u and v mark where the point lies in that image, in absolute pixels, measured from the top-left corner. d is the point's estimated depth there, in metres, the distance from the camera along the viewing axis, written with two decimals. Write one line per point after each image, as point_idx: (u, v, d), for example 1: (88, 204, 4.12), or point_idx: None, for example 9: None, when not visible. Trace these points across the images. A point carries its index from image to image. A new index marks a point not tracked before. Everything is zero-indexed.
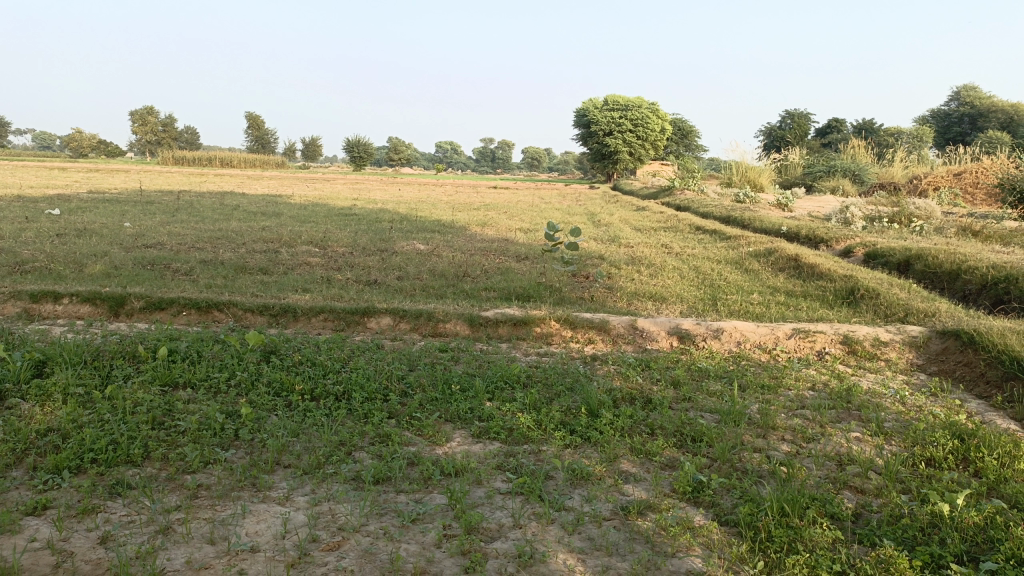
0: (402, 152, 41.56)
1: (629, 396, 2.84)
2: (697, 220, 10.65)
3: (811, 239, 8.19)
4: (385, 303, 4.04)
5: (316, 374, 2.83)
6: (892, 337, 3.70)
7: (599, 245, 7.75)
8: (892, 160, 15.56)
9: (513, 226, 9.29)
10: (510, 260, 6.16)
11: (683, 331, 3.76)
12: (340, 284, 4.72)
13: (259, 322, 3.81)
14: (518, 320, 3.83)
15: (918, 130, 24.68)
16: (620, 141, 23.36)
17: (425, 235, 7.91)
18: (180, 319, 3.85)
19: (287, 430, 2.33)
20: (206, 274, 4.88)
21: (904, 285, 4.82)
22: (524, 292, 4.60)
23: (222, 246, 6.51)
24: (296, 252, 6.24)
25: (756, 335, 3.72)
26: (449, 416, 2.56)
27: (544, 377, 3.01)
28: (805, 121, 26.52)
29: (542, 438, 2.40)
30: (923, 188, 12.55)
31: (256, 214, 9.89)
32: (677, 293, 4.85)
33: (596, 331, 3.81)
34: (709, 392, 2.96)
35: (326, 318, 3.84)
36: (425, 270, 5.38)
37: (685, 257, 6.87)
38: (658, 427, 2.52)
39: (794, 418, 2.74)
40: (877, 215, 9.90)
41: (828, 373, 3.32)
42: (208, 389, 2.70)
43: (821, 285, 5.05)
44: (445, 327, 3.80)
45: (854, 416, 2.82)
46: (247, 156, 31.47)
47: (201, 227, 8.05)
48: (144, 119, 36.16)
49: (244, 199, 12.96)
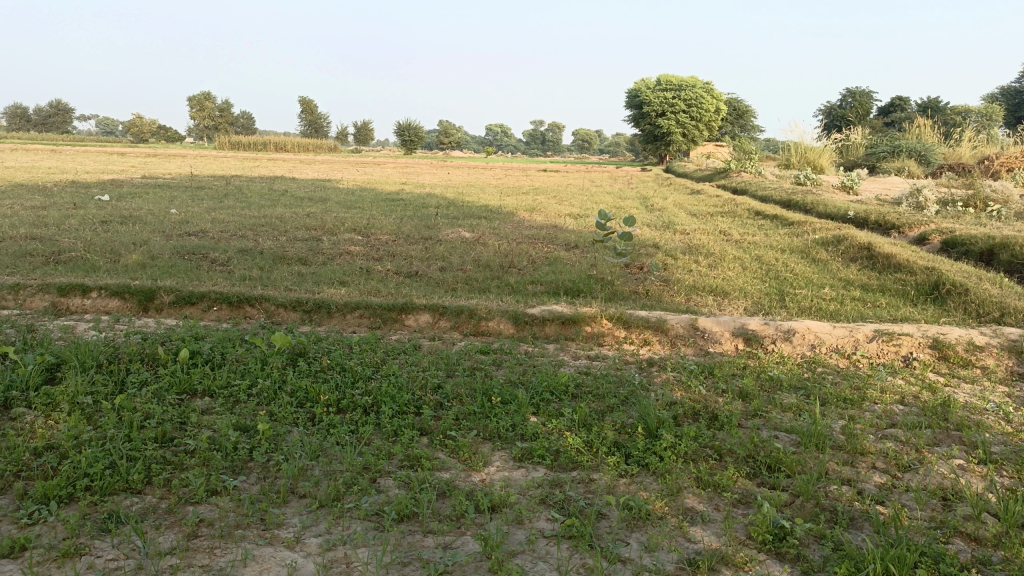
0: (452, 135, 41.33)
1: (692, 411, 2.52)
2: (756, 204, 10.16)
3: (881, 225, 7.67)
4: (424, 299, 3.78)
5: (344, 382, 2.57)
6: (988, 341, 3.27)
7: (653, 232, 7.38)
8: (960, 139, 14.68)
9: (563, 212, 8.93)
10: (559, 248, 5.85)
11: (749, 331, 3.41)
12: (379, 275, 4.48)
13: (291, 318, 3.59)
14: (566, 318, 3.53)
15: (987, 109, 23.45)
16: (673, 122, 22.71)
17: (472, 222, 7.65)
18: (210, 314, 3.66)
19: (306, 450, 2.08)
20: (242, 265, 4.69)
21: (995, 278, 4.35)
22: (574, 286, 4.29)
23: (263, 234, 6.34)
24: (338, 240, 6.03)
25: (832, 337, 3.35)
26: (489, 434, 2.27)
27: (595, 388, 2.69)
28: (867, 100, 25.35)
29: (593, 464, 2.10)
30: (996, 169, 11.72)
31: (302, 200, 9.76)
32: (740, 287, 4.47)
33: (652, 331, 3.48)
34: (782, 407, 2.63)
35: (361, 314, 3.59)
36: (469, 261, 5.11)
37: (747, 246, 6.46)
38: (727, 451, 2.20)
39: (884, 441, 2.38)
40: (949, 199, 9.27)
41: (918, 385, 2.94)
42: (229, 398, 2.48)
43: (901, 278, 4.61)
44: (488, 326, 3.52)
45: (954, 437, 2.44)
46: (300, 140, 31.67)
47: (245, 213, 7.92)
48: (200, 104, 36.76)
49: (294, 183, 12.95)
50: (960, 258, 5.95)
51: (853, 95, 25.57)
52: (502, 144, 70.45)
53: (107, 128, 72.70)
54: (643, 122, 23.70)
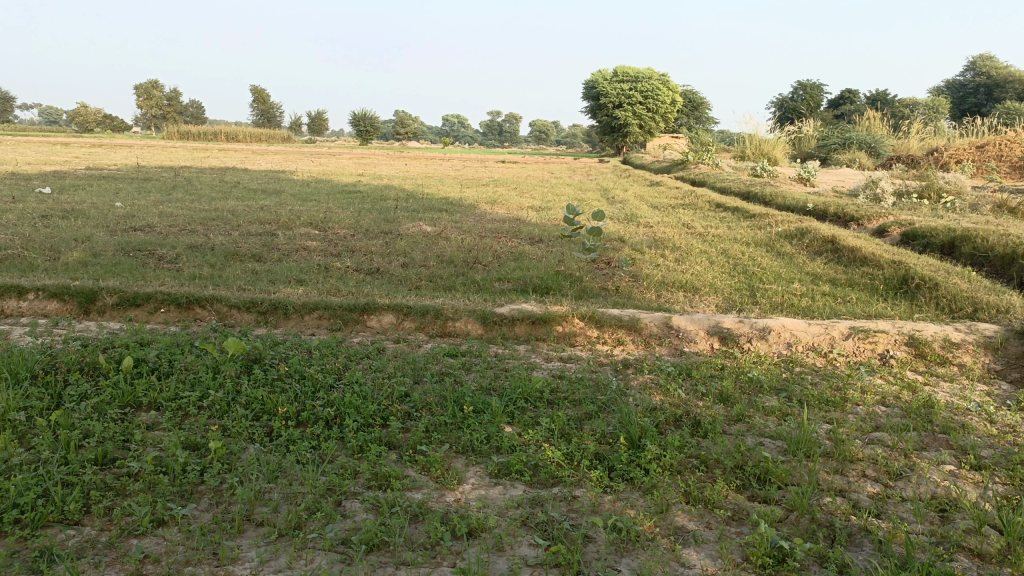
0: (408, 126, 40.85)
1: (674, 417, 2.41)
2: (716, 196, 10.17)
3: (840, 218, 7.70)
4: (387, 298, 3.60)
5: (304, 392, 2.39)
6: (964, 337, 3.23)
7: (617, 225, 7.29)
8: (909, 131, 14.94)
9: (525, 204, 8.79)
10: (524, 243, 5.72)
11: (725, 330, 3.31)
12: (338, 273, 4.28)
13: (245, 320, 3.38)
14: (536, 318, 3.39)
15: (933, 102, 24.01)
16: (630, 113, 22.72)
17: (432, 215, 7.46)
18: (157, 317, 3.43)
19: (263, 471, 1.91)
20: (191, 262, 4.45)
21: (962, 272, 4.34)
22: (542, 283, 4.15)
23: (214, 228, 6.07)
24: (294, 235, 5.79)
25: (808, 335, 3.28)
26: (462, 447, 2.13)
27: (571, 394, 2.56)
28: (818, 92, 25.71)
29: (574, 479, 1.96)
30: (945, 161, 11.92)
31: (256, 192, 9.44)
32: (710, 283, 4.39)
33: (625, 331, 3.36)
34: (765, 410, 2.53)
35: (321, 315, 3.40)
36: (431, 256, 4.94)
37: (711, 239, 6.42)
38: (714, 461, 2.09)
39: (871, 446, 2.30)
40: (904, 190, 9.38)
41: (898, 384, 2.87)
42: (178, 412, 2.29)
43: (868, 272, 4.58)
44: (455, 327, 3.36)
45: (940, 441, 2.37)
46: (253, 131, 30.94)
47: (194, 207, 7.62)
48: (149, 93, 35.68)
49: (247, 175, 12.56)
50: (920, 250, 5.98)
51: (805, 87, 25.91)
52: (459, 134, 70.07)
53: (49, 116, 70.25)
54: (601, 114, 23.66)
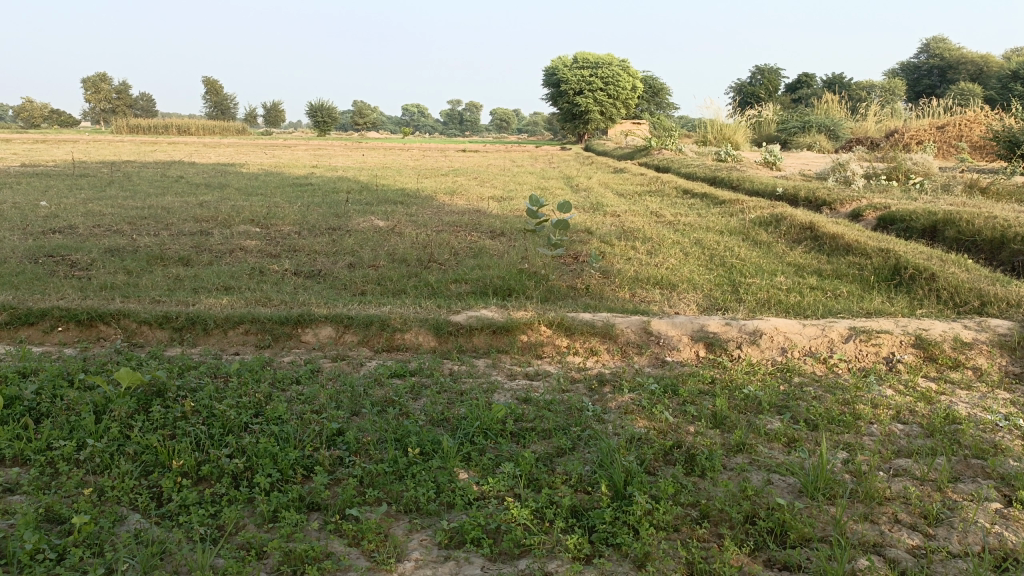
0: (366, 116, 39.95)
1: (663, 452, 1.99)
2: (682, 181, 9.85)
3: (811, 202, 7.41)
4: (325, 307, 3.14)
5: (209, 438, 1.94)
6: (976, 336, 2.88)
7: (582, 215, 6.89)
8: (868, 112, 14.82)
9: (485, 194, 8.35)
10: (483, 237, 5.28)
11: (710, 335, 2.92)
12: (273, 277, 3.81)
13: (158, 338, 2.91)
14: (498, 327, 2.96)
15: (888, 83, 24.11)
16: (591, 100, 22.35)
17: (386, 208, 6.98)
18: (53, 337, 2.94)
19: (140, 557, 1.46)
20: (108, 269, 3.93)
21: (956, 259, 4.02)
22: (504, 284, 3.73)
23: (144, 228, 5.53)
24: (232, 234, 5.28)
25: (804, 339, 2.90)
26: (403, 504, 1.70)
27: (540, 422, 2.15)
28: (775, 77, 25.68)
29: (546, 548, 1.55)
30: (906, 141, 11.77)
31: (199, 187, 8.83)
32: (688, 278, 4.00)
33: (598, 339, 2.95)
34: (769, 436, 2.13)
35: (246, 330, 2.93)
36: (381, 255, 4.49)
37: (681, 228, 6.05)
38: (718, 513, 1.69)
39: (899, 481, 1.92)
40: (872, 172, 9.13)
41: (911, 394, 2.51)
42: (46, 469, 1.82)
43: (855, 262, 4.24)
44: (403, 340, 2.92)
45: (976, 468, 2.00)
46: (205, 123, 29.87)
47: (127, 204, 7.03)
48: (96, 86, 34.38)
49: (193, 169, 11.88)
50: (900, 235, 5.67)
51: (762, 72, 25.87)
52: (420, 125, 69.26)
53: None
54: (561, 101, 23.25)
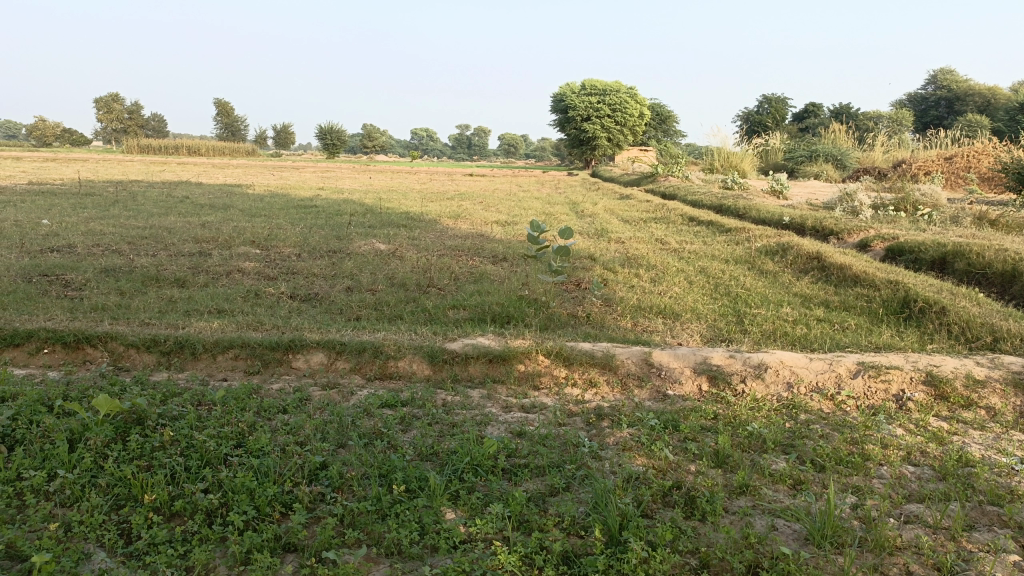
0: (374, 139, 40.17)
1: (662, 493, 1.90)
2: (688, 208, 9.79)
3: (818, 231, 7.33)
4: (318, 333, 3.06)
5: (186, 471, 1.85)
6: (989, 374, 2.78)
7: (586, 241, 6.82)
8: (874, 143, 14.79)
9: (489, 218, 8.30)
10: (485, 262, 5.21)
11: (713, 368, 2.83)
12: (268, 300, 3.74)
13: (144, 362, 2.83)
14: (494, 355, 2.87)
15: (895, 113, 24.12)
16: (598, 126, 22.40)
17: (388, 231, 6.92)
18: (38, 359, 2.86)
19: None
20: (101, 290, 3.86)
21: (967, 293, 3.92)
22: (503, 311, 3.64)
23: (143, 248, 5.48)
24: (231, 256, 5.21)
25: (810, 373, 2.81)
26: (384, 547, 1.61)
27: (534, 458, 2.05)
28: (782, 106, 25.75)
29: None
30: (914, 172, 11.71)
31: (203, 208, 8.80)
32: (691, 308, 3.91)
33: (598, 370, 2.86)
34: (774, 478, 2.03)
35: (236, 355, 2.85)
36: (380, 279, 4.42)
37: (686, 255, 5.97)
38: (718, 562, 1.59)
39: (910, 529, 1.82)
40: (879, 202, 9.05)
41: (922, 434, 2.41)
42: (13, 500, 1.74)
43: (862, 293, 4.15)
44: (396, 368, 2.83)
45: (992, 516, 1.90)
46: (215, 144, 30.07)
47: (129, 224, 6.99)
48: (109, 106, 34.70)
49: (199, 189, 11.89)
50: (908, 266, 5.58)
51: (769, 102, 25.93)
52: (429, 148, 69.67)
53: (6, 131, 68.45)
54: (568, 127, 23.32)
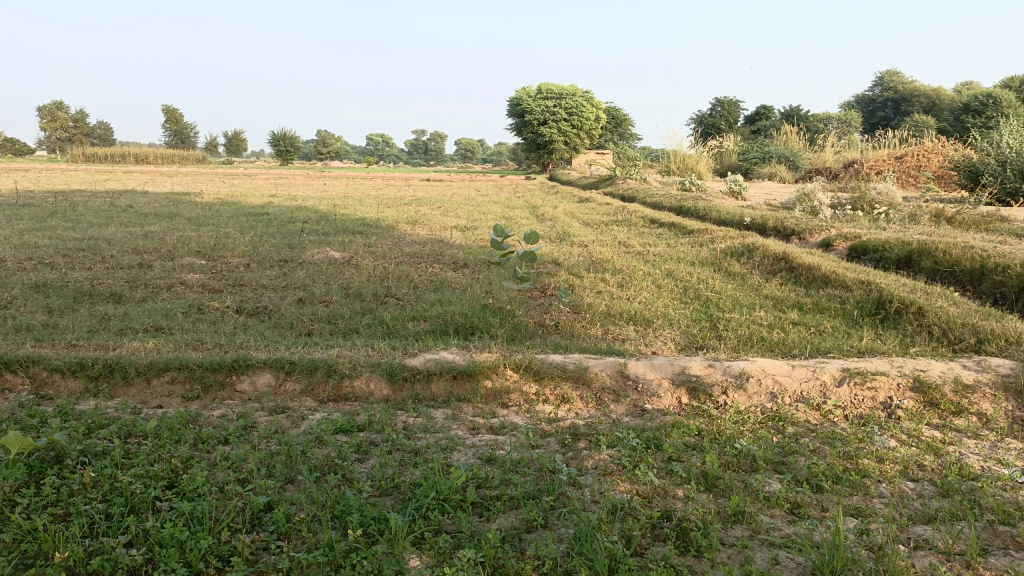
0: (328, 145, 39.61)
1: (651, 525, 1.71)
2: (649, 210, 9.71)
3: (780, 231, 7.27)
4: (265, 351, 2.81)
5: (107, 521, 1.60)
6: (977, 378, 2.66)
7: (548, 245, 6.65)
8: (826, 143, 14.95)
9: (448, 223, 8.07)
10: (445, 269, 4.99)
11: (693, 379, 2.66)
12: (211, 316, 3.47)
13: (70, 389, 2.55)
14: (458, 371, 2.66)
15: (844, 114, 24.55)
16: (555, 130, 22.30)
17: (343, 238, 6.65)
18: None
19: None
20: (28, 308, 3.55)
21: (939, 292, 3.84)
22: (466, 321, 3.43)
23: (79, 261, 5.13)
24: (174, 267, 4.90)
25: (794, 383, 2.65)
26: None
27: (506, 488, 1.85)
28: (734, 108, 26.02)
29: None
30: (867, 171, 11.81)
31: (148, 217, 8.40)
32: (663, 313, 3.75)
33: (570, 384, 2.67)
34: (769, 502, 1.86)
35: (173, 378, 2.59)
36: (334, 289, 4.17)
37: (651, 258, 5.83)
38: None
39: (922, 555, 1.65)
40: (837, 202, 9.07)
41: (918, 446, 2.26)
42: None
43: (835, 294, 4.04)
44: (352, 388, 2.60)
45: (1004, 537, 1.75)
46: (164, 151, 29.29)
47: (66, 235, 6.60)
48: (52, 114, 33.58)
49: (145, 198, 11.42)
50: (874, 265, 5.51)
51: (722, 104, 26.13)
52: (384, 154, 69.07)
53: None
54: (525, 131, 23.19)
